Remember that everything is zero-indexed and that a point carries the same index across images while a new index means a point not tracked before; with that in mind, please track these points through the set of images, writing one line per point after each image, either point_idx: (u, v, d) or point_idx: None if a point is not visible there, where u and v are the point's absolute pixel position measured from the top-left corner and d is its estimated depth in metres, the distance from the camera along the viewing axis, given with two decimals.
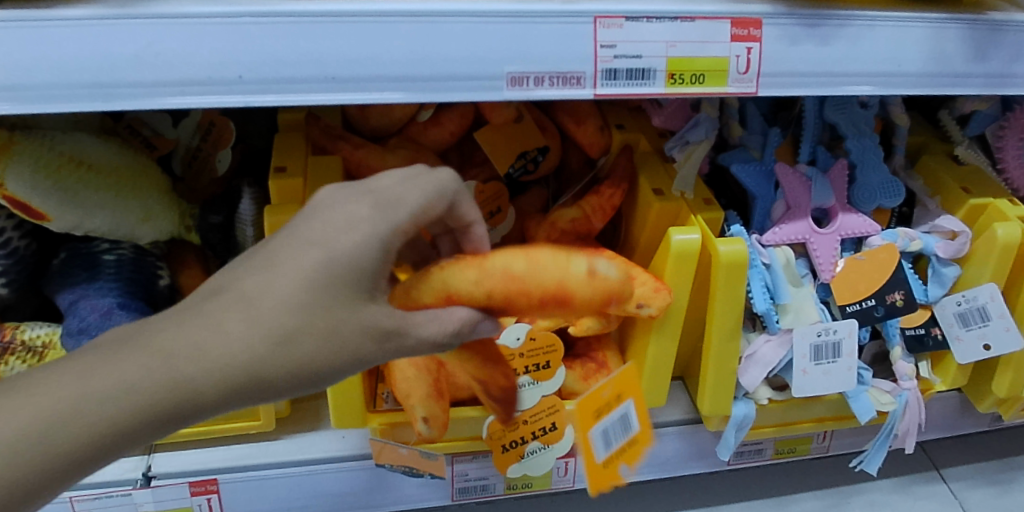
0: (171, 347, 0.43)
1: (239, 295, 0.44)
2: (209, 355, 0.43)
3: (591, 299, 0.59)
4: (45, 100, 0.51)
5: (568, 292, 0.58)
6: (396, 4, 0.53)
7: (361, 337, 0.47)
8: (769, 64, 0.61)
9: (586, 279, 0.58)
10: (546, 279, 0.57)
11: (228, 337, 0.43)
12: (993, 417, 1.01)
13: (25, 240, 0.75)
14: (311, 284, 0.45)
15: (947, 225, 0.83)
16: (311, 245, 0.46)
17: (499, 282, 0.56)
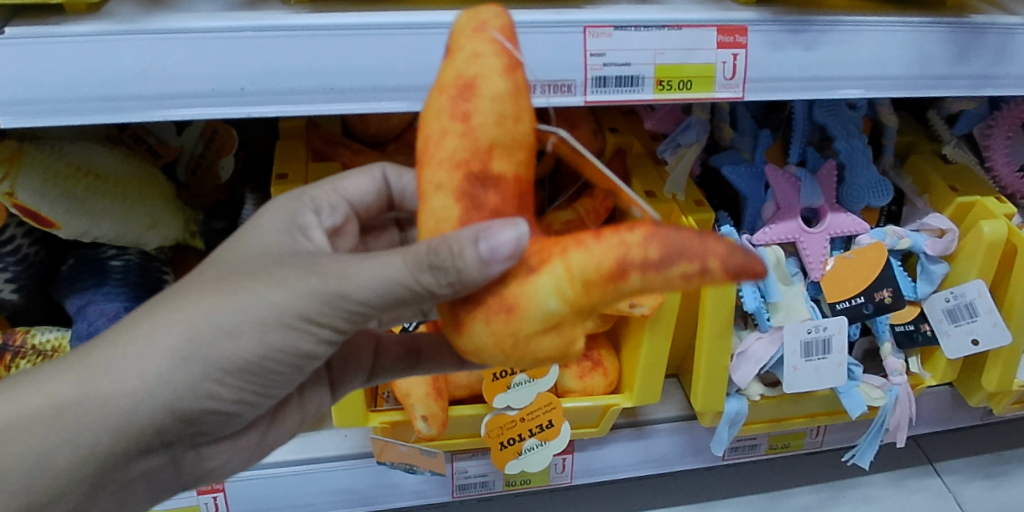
0: (72, 388, 0.43)
1: (130, 331, 0.44)
2: (114, 386, 0.43)
3: (513, 94, 0.38)
4: (55, 113, 0.53)
5: (478, 93, 0.38)
6: (393, 17, 0.55)
7: (301, 305, 0.43)
8: (754, 69, 0.62)
9: (488, 45, 0.39)
10: (445, 100, 0.39)
11: (128, 371, 0.43)
12: (985, 411, 1.03)
13: (34, 247, 0.77)
14: (212, 301, 0.44)
15: (934, 223, 0.85)
16: (215, 266, 0.46)
17: (449, 173, 0.39)
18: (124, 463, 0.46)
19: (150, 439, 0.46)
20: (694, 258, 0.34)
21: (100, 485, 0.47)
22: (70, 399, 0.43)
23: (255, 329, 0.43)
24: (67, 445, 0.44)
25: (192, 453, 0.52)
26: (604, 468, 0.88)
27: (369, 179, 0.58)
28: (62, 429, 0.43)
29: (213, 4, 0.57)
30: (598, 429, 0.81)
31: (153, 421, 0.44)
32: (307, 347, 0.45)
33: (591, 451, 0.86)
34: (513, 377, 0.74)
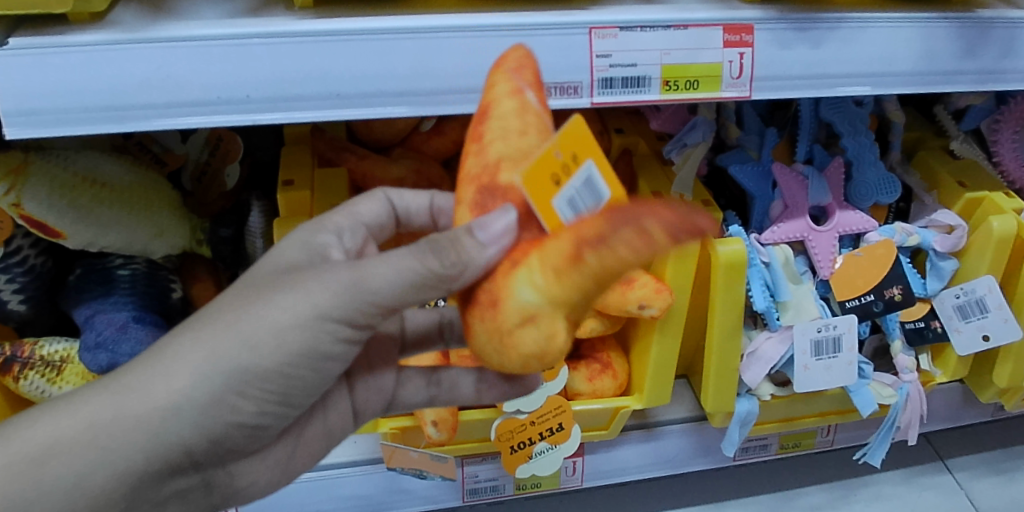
0: (102, 411, 0.43)
1: (161, 353, 0.44)
2: (144, 406, 0.43)
3: (522, 112, 0.42)
4: (61, 124, 0.53)
5: (491, 115, 0.43)
6: (399, 22, 0.55)
7: (323, 303, 0.43)
8: (760, 68, 0.62)
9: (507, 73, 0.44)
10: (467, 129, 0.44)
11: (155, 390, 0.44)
12: (996, 407, 1.02)
13: (41, 257, 0.77)
14: (235, 315, 0.44)
15: (944, 219, 0.84)
16: (242, 287, 0.46)
17: (468, 189, 0.43)
18: (152, 487, 0.46)
19: (178, 457, 0.45)
20: (637, 229, 0.35)
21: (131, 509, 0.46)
22: (99, 422, 0.43)
23: (277, 334, 0.44)
24: (96, 472, 0.43)
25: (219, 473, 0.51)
26: (614, 470, 0.88)
27: (376, 204, 0.56)
28: (90, 454, 0.43)
29: (217, 11, 0.57)
30: (609, 431, 0.80)
31: (180, 438, 0.45)
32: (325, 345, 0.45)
33: (601, 454, 0.86)
34: None
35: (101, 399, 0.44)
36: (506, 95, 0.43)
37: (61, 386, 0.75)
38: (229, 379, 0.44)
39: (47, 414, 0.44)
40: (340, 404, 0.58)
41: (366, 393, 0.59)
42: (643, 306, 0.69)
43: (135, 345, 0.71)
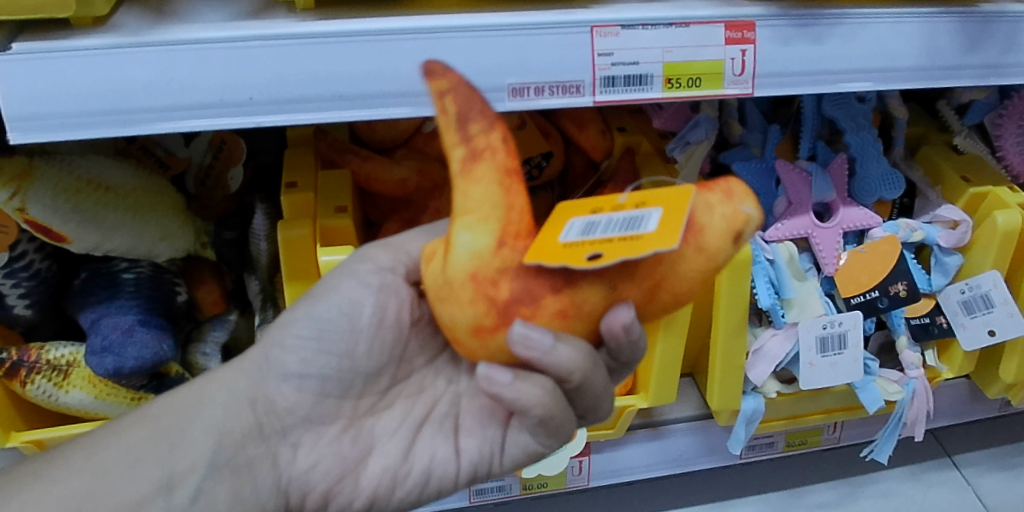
0: (180, 406, 0.56)
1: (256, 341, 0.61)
2: (216, 391, 0.57)
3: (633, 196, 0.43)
4: (63, 128, 0.53)
5: None
6: (400, 22, 0.55)
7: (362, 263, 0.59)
8: (762, 65, 0.62)
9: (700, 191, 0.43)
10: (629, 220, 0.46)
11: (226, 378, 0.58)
12: (1003, 402, 1.02)
13: (46, 261, 0.77)
14: None
15: (948, 214, 0.84)
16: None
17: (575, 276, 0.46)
18: (220, 474, 0.55)
19: (241, 434, 0.56)
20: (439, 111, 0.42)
21: (212, 473, 0.54)
22: (174, 414, 0.56)
23: (312, 301, 0.58)
24: (176, 454, 0.54)
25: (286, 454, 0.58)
26: (621, 469, 0.88)
27: None
28: (167, 442, 0.54)
29: (218, 14, 0.57)
30: (615, 430, 0.80)
31: (244, 411, 0.57)
32: (350, 295, 0.57)
33: (607, 453, 0.86)
34: None
35: (175, 398, 0.57)
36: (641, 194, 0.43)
37: (68, 390, 0.75)
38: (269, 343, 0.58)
39: (125, 421, 0.56)
40: (434, 437, 0.60)
41: (466, 440, 0.60)
42: None
43: (141, 349, 0.71)
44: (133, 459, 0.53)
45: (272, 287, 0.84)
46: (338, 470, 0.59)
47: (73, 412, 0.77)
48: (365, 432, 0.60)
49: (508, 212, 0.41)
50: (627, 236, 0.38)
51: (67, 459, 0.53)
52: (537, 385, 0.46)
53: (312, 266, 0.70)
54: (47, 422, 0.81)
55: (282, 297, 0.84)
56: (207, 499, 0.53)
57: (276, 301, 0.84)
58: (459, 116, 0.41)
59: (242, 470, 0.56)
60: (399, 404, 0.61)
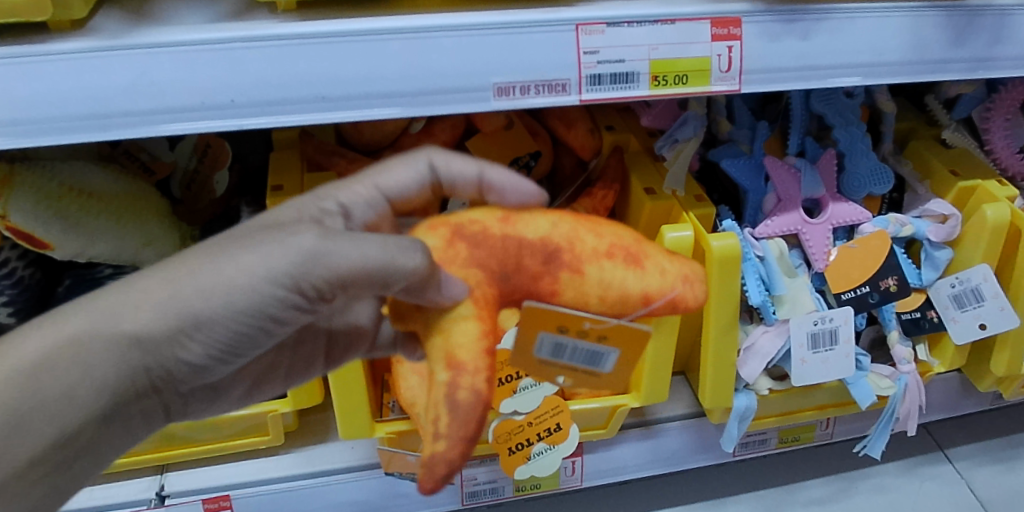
0: (58, 370, 0.41)
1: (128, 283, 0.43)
2: (99, 350, 0.42)
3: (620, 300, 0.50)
4: (43, 133, 0.52)
5: (639, 263, 0.51)
6: (384, 22, 0.55)
7: (275, 273, 0.42)
8: (749, 61, 0.61)
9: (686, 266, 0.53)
10: (637, 305, 0.51)
11: (116, 334, 0.42)
12: (995, 395, 1.02)
13: (30, 269, 0.77)
14: (210, 264, 0.43)
15: (938, 209, 0.84)
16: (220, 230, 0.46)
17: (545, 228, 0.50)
18: (110, 429, 0.46)
19: (135, 393, 0.45)
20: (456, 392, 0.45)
21: (98, 440, 0.45)
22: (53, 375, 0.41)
23: (224, 287, 0.42)
24: (64, 419, 0.42)
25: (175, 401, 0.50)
26: (614, 469, 0.87)
27: (416, 167, 0.53)
28: (52, 414, 0.41)
29: (200, 16, 0.56)
30: (608, 430, 0.80)
31: (141, 377, 0.44)
32: (274, 301, 0.43)
33: (600, 453, 0.85)
34: (519, 380, 0.74)
35: (37, 344, 0.41)
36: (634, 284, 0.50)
37: None
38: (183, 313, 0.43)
39: None
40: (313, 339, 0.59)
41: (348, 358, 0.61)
42: None
43: None
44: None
45: None
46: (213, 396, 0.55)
47: None
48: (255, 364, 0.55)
49: (488, 334, 0.47)
50: (587, 369, 0.56)
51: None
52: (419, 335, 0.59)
53: None
54: None
55: None
56: (95, 453, 0.45)
57: None
58: (451, 439, 0.44)
59: (132, 422, 0.47)
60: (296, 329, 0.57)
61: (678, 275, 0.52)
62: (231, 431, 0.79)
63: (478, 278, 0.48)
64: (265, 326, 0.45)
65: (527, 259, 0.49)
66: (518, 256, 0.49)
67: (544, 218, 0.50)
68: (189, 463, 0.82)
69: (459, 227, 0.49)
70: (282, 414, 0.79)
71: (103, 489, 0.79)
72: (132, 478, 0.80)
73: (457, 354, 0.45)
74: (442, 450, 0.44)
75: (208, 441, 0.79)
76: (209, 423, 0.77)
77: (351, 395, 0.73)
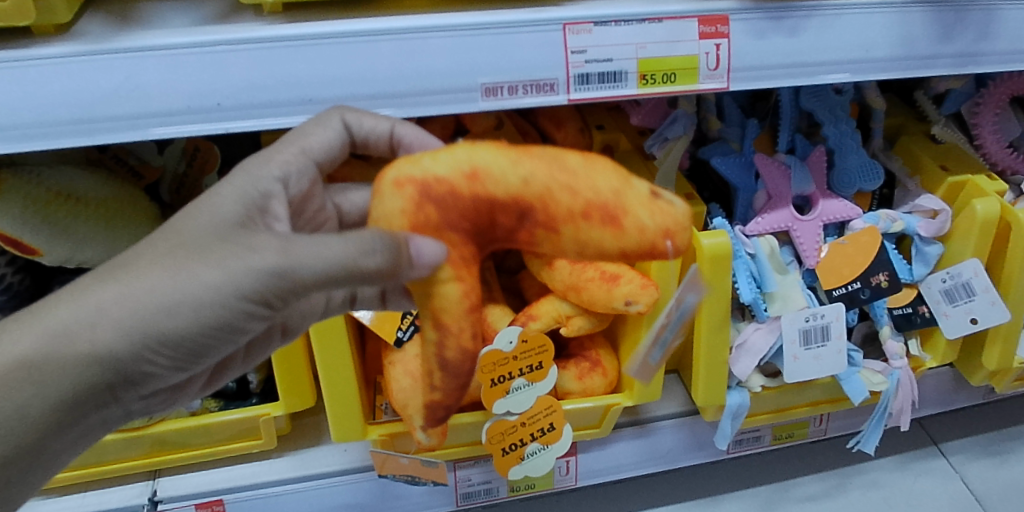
0: (11, 390, 0.43)
1: (77, 294, 0.44)
2: (53, 369, 0.44)
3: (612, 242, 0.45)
4: (28, 138, 0.52)
5: (620, 221, 0.45)
6: (370, 23, 0.54)
7: (235, 285, 0.44)
8: (737, 58, 0.61)
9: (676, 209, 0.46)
10: (616, 244, 0.45)
11: (74, 356, 0.44)
12: (988, 389, 1.02)
13: (18, 275, 0.76)
14: (159, 273, 0.44)
15: (927, 204, 0.84)
16: (166, 234, 0.46)
17: (514, 180, 0.45)
18: (67, 437, 0.48)
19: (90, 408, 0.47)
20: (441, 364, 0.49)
21: (58, 445, 0.48)
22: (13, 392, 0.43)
23: (175, 300, 0.44)
24: (19, 433, 0.44)
25: (136, 407, 0.52)
26: (609, 468, 0.87)
27: (330, 129, 0.54)
28: (3, 431, 0.44)
29: (185, 19, 0.56)
30: (601, 429, 0.80)
31: (97, 393, 0.46)
32: (224, 311, 0.45)
33: (594, 452, 0.85)
34: (512, 382, 0.72)
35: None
36: (614, 237, 0.45)
37: None
38: (143, 334, 0.44)
39: None
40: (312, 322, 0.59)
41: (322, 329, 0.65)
42: (631, 303, 0.67)
43: None
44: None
45: None
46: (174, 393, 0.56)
47: None
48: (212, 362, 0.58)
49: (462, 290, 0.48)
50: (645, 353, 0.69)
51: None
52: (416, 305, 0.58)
53: None
54: None
55: None
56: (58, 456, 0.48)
57: None
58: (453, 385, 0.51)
59: (91, 430, 0.49)
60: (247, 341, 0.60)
61: (656, 229, 0.45)
62: (223, 435, 0.78)
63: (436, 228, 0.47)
64: (223, 329, 0.47)
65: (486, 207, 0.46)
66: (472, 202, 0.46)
67: (520, 171, 0.45)
68: (182, 468, 0.82)
69: (425, 186, 0.46)
70: (274, 417, 0.79)
71: (97, 495, 0.79)
72: (126, 484, 0.80)
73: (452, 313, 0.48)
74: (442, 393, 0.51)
75: (199, 446, 0.79)
76: (201, 427, 0.76)
77: (343, 400, 0.73)
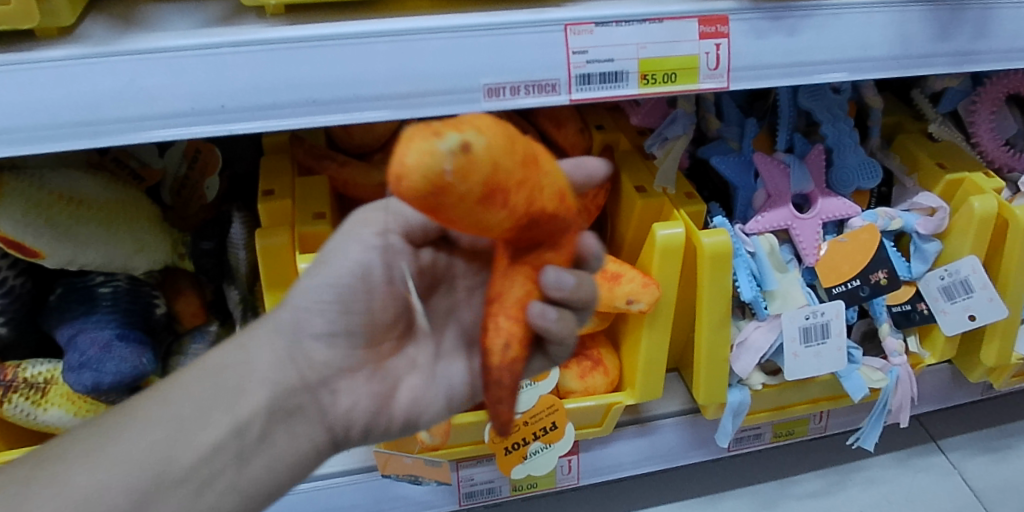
0: (229, 361, 0.53)
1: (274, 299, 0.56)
2: (264, 344, 0.54)
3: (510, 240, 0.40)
4: (33, 141, 0.52)
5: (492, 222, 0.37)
6: (372, 25, 0.55)
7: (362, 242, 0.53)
8: (736, 59, 0.62)
9: (438, 165, 0.32)
10: (468, 209, 0.34)
11: (280, 323, 0.54)
12: (985, 385, 1.03)
13: (21, 278, 0.76)
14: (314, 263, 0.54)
15: (925, 202, 0.85)
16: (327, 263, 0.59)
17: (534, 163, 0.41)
18: (282, 417, 0.53)
19: (303, 384, 0.54)
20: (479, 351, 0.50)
21: (269, 425, 0.52)
22: (219, 375, 0.53)
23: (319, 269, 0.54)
24: (234, 404, 0.52)
25: (324, 395, 0.54)
26: (611, 466, 0.88)
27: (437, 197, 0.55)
28: (215, 400, 0.52)
29: (188, 21, 0.56)
30: (603, 427, 0.80)
31: (290, 365, 0.53)
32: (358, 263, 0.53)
33: (596, 451, 0.86)
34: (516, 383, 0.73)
35: (217, 354, 0.53)
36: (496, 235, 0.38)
37: (46, 407, 0.73)
38: (297, 304, 0.54)
39: (146, 408, 0.51)
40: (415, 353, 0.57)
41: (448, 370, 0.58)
42: (631, 302, 0.69)
43: (120, 364, 0.70)
44: (183, 428, 0.50)
45: (252, 296, 0.84)
46: (416, 403, 0.57)
47: (50, 429, 0.75)
48: (390, 371, 0.57)
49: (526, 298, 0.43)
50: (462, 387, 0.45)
51: (104, 445, 0.49)
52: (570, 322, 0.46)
53: (293, 274, 0.69)
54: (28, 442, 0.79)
55: (262, 306, 0.84)
56: (273, 441, 0.52)
57: (257, 310, 0.84)
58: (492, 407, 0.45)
59: (295, 413, 0.53)
60: (405, 369, 0.57)
61: (424, 182, 0.32)
62: None
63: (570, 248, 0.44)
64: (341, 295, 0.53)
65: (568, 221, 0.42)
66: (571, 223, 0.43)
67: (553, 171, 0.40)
68: None
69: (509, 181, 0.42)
70: None
71: None
72: None
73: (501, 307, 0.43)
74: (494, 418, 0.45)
75: None
76: None
77: None
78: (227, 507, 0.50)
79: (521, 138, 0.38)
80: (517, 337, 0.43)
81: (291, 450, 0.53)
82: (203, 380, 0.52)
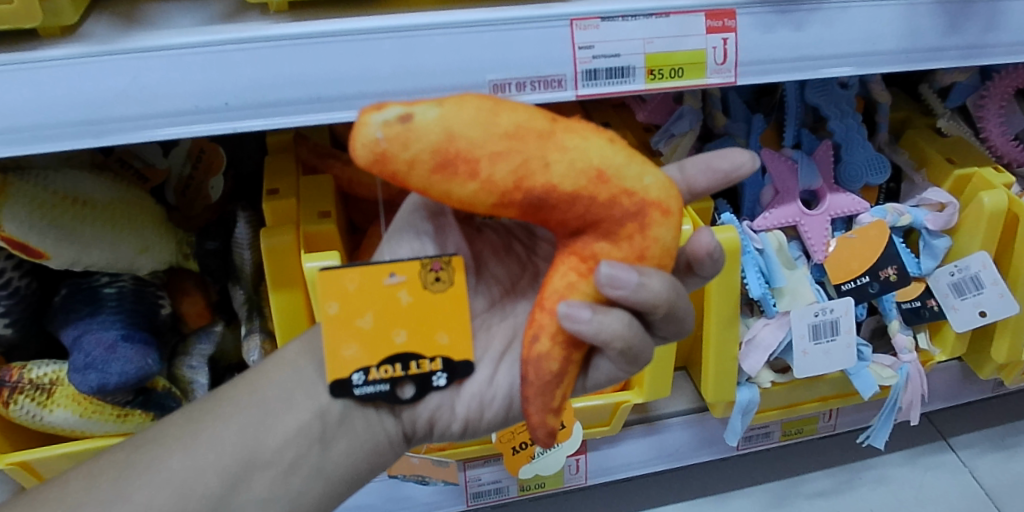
0: (306, 351, 0.54)
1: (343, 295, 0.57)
2: None
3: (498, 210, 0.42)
4: (37, 140, 0.51)
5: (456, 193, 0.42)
6: (376, 22, 0.54)
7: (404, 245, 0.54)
8: (743, 53, 0.61)
9: (371, 138, 0.40)
10: (425, 177, 0.41)
11: None
12: (996, 382, 1.02)
13: (26, 279, 0.76)
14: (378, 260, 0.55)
15: (934, 197, 0.84)
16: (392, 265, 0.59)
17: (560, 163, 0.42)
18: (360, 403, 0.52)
19: None
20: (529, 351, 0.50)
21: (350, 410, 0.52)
22: (301, 364, 0.54)
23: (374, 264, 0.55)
24: (313, 391, 0.52)
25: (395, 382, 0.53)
26: (619, 466, 0.87)
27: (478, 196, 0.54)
28: (295, 387, 0.53)
29: (192, 19, 0.56)
30: (610, 427, 0.80)
31: None
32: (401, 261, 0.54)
33: (604, 450, 0.85)
34: None
35: (298, 345, 0.55)
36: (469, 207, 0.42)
37: (52, 409, 0.73)
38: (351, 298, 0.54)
39: (230, 396, 0.53)
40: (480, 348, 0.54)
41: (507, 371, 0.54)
42: None
43: (125, 365, 0.70)
44: (268, 414, 0.52)
45: (258, 296, 0.83)
46: (478, 403, 0.54)
47: (57, 431, 0.75)
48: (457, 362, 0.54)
49: (570, 292, 0.45)
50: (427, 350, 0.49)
51: (197, 430, 0.51)
52: (616, 319, 0.44)
53: (299, 274, 0.69)
54: (35, 443, 0.78)
55: (268, 306, 0.83)
56: (353, 425, 0.52)
57: (263, 311, 0.83)
58: (523, 396, 0.46)
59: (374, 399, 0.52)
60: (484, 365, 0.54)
61: (369, 154, 0.40)
62: None
63: (637, 244, 0.44)
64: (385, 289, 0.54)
65: (617, 207, 0.43)
66: (626, 211, 0.43)
67: (581, 147, 0.43)
68: None
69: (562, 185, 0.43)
70: None
71: None
72: None
73: (545, 299, 0.46)
74: (525, 409, 0.47)
75: None
76: None
77: None
78: (315, 491, 0.51)
79: (526, 119, 0.42)
80: (549, 331, 0.45)
81: (365, 440, 0.52)
82: (283, 369, 0.54)
